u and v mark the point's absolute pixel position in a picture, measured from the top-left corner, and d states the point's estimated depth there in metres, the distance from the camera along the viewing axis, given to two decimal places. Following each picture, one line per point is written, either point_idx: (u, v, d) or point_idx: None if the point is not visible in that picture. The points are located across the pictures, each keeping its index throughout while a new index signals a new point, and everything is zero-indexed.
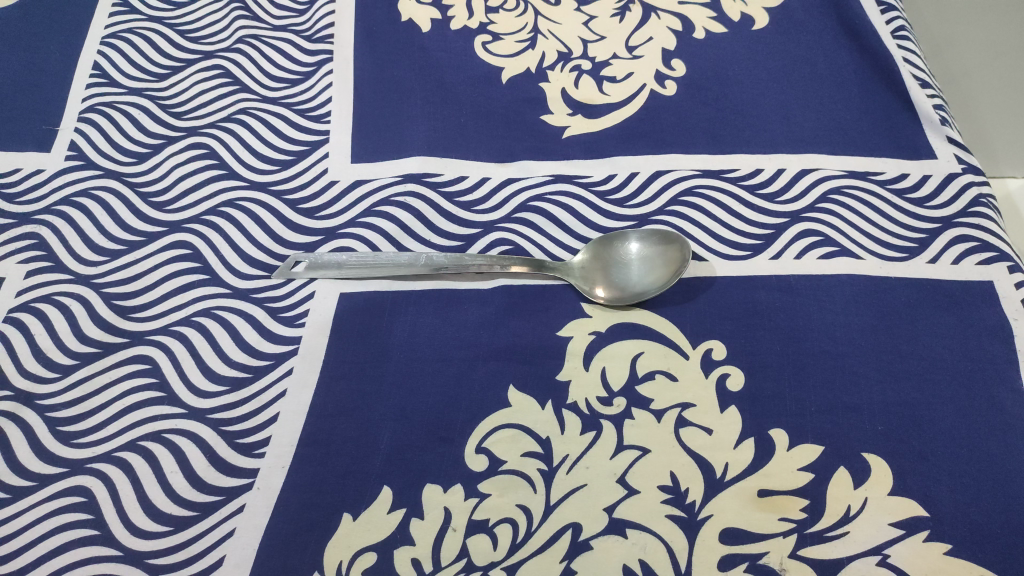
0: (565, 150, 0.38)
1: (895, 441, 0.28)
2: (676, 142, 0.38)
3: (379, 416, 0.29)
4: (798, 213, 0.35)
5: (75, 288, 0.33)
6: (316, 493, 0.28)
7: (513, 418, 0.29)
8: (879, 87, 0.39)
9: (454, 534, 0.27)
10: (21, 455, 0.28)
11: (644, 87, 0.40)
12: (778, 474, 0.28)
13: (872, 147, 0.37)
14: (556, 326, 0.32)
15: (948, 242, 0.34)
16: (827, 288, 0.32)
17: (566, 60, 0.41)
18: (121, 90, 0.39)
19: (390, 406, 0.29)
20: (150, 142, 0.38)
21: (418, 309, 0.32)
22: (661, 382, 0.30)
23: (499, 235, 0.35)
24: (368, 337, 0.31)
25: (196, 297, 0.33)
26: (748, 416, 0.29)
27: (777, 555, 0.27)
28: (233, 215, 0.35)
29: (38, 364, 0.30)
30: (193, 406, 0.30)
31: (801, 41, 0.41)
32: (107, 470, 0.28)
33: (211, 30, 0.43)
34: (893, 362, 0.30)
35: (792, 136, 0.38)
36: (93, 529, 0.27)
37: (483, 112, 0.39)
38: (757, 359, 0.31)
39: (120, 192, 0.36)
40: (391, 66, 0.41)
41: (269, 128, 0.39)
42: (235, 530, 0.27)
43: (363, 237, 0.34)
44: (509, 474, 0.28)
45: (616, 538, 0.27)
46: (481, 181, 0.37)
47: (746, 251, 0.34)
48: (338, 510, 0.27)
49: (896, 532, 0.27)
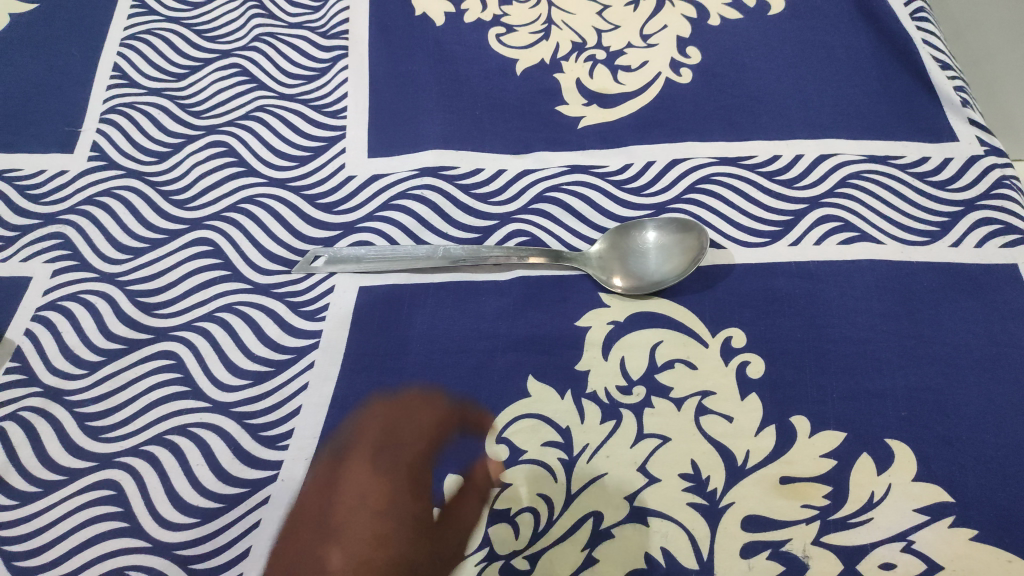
0: (581, 140, 0.38)
1: (918, 426, 0.28)
2: (692, 130, 0.38)
3: (400, 414, 0.29)
4: (816, 199, 0.35)
5: (99, 285, 0.33)
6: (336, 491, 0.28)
7: (533, 408, 0.30)
8: (897, 71, 0.38)
9: (476, 524, 0.27)
10: (51, 450, 0.29)
11: (659, 75, 0.40)
12: (800, 461, 0.28)
13: (891, 131, 0.37)
14: (574, 317, 0.32)
15: (971, 226, 0.33)
16: (847, 274, 0.32)
17: (581, 50, 0.41)
18: (141, 90, 0.40)
19: (408, 403, 0.30)
20: (170, 141, 0.38)
21: (434, 304, 0.32)
22: (680, 371, 0.30)
23: (516, 226, 0.35)
24: (386, 333, 0.32)
25: (218, 293, 0.33)
26: (769, 403, 0.29)
27: (800, 543, 0.27)
28: (254, 211, 0.36)
29: (66, 360, 0.31)
30: (218, 399, 0.30)
31: (818, 25, 0.41)
32: (136, 464, 0.29)
33: (228, 28, 0.43)
34: (915, 347, 0.30)
35: (809, 122, 0.37)
36: (122, 522, 0.28)
37: (499, 104, 0.39)
38: (778, 345, 0.30)
39: (142, 191, 0.36)
40: (406, 60, 0.41)
41: (287, 125, 0.39)
42: (256, 524, 0.27)
43: (380, 231, 0.35)
44: (530, 464, 0.28)
45: (637, 527, 0.27)
46: (498, 173, 0.37)
47: (765, 238, 0.34)
48: (354, 505, 0.27)
49: (921, 518, 0.26)
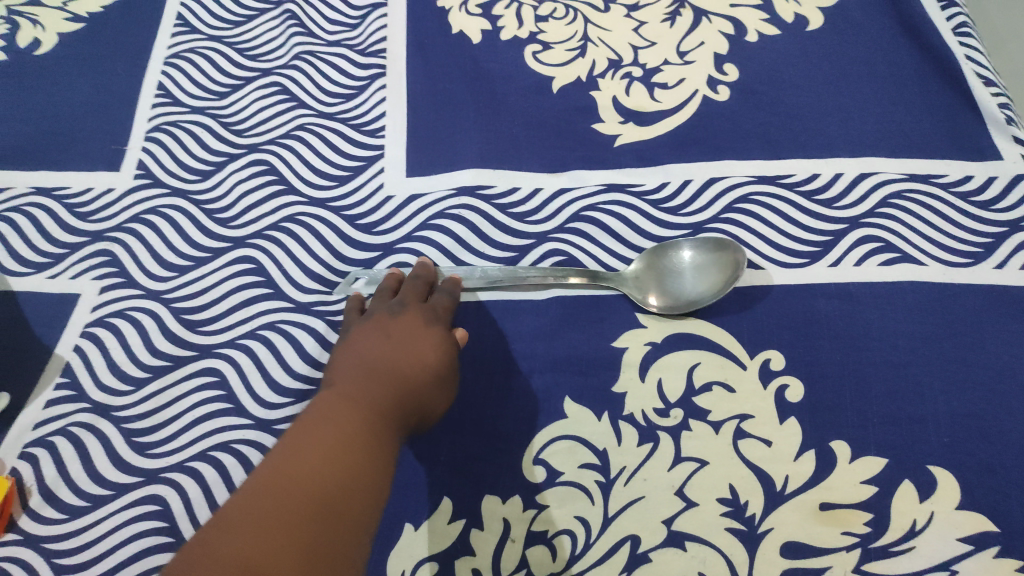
0: (618, 159, 0.38)
1: (961, 453, 0.28)
2: (730, 148, 0.37)
3: (411, 386, 0.28)
4: (856, 218, 0.35)
5: (144, 302, 0.34)
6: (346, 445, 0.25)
7: (570, 430, 0.30)
8: (940, 88, 0.38)
9: (513, 545, 0.28)
10: (99, 465, 0.30)
11: (697, 93, 0.40)
12: (840, 487, 0.28)
13: (934, 149, 0.36)
14: (612, 337, 0.32)
15: (1016, 247, 0.33)
16: (889, 296, 0.32)
17: (617, 67, 0.41)
18: (184, 109, 0.41)
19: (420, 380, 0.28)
20: (213, 159, 0.39)
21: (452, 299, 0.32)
22: (718, 393, 0.30)
23: (553, 246, 0.35)
24: (402, 310, 0.31)
25: (260, 311, 0.34)
26: (809, 428, 0.29)
27: (841, 570, 0.27)
28: (294, 230, 0.36)
29: (113, 377, 0.32)
30: (260, 417, 0.31)
31: (859, 41, 0.40)
32: (180, 480, 0.29)
33: (268, 46, 0.43)
34: (959, 372, 0.30)
35: (849, 140, 0.37)
36: (168, 537, 0.28)
37: (535, 122, 0.39)
38: (818, 369, 0.30)
39: (185, 209, 0.37)
40: (443, 78, 0.41)
41: (327, 144, 0.39)
42: (226, 520, 0.22)
43: (418, 251, 0.35)
44: (567, 485, 0.29)
45: (674, 551, 0.27)
46: (534, 192, 0.37)
47: (804, 258, 0.34)
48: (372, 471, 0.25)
49: (964, 547, 0.27)
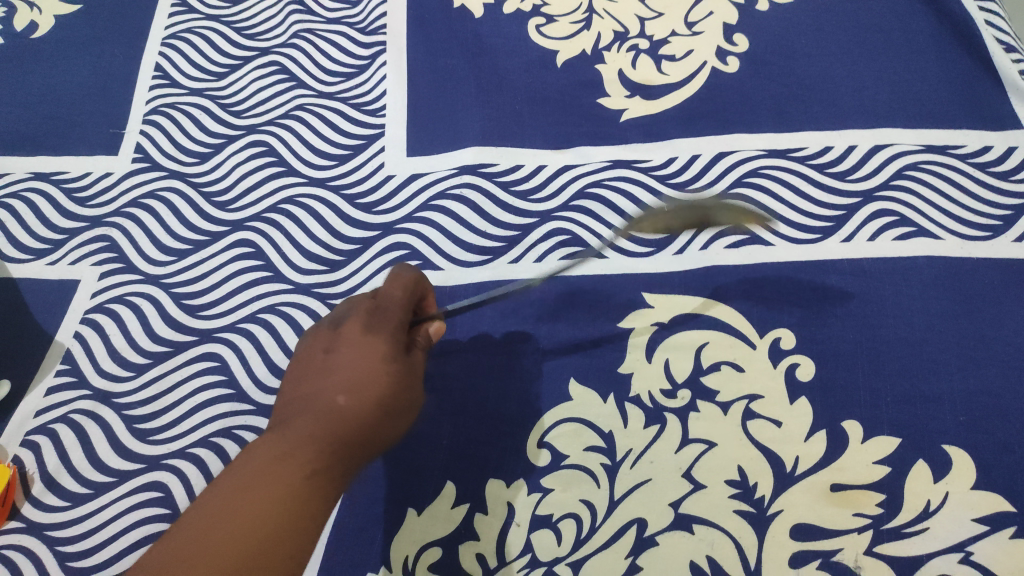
0: (623, 134, 0.37)
1: (978, 432, 0.27)
2: (740, 122, 0.36)
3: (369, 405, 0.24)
4: (870, 192, 0.34)
5: (144, 287, 0.34)
6: (295, 480, 0.22)
7: (575, 412, 0.29)
8: (958, 55, 0.36)
9: (518, 530, 0.27)
10: (101, 452, 0.30)
11: (705, 65, 0.38)
12: (852, 468, 0.27)
13: (951, 119, 0.35)
14: (617, 317, 0.31)
15: None
16: (904, 271, 0.31)
17: (623, 40, 0.40)
18: (182, 91, 0.40)
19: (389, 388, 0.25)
20: (212, 142, 0.38)
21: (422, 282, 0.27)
22: (727, 373, 0.29)
23: (556, 224, 0.34)
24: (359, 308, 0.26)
25: (260, 294, 0.33)
26: (820, 407, 0.28)
27: (852, 553, 0.26)
28: (293, 211, 0.36)
29: (114, 363, 0.32)
30: (261, 402, 0.30)
31: (874, 7, 0.39)
32: (182, 466, 0.29)
33: (267, 25, 0.43)
34: (976, 349, 0.29)
35: (863, 111, 0.36)
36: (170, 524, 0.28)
37: (539, 98, 0.38)
38: (830, 347, 0.29)
39: (185, 193, 0.36)
40: (445, 54, 0.40)
41: (327, 124, 0.39)
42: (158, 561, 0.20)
43: (420, 233, 0.35)
44: (572, 468, 0.28)
45: (681, 534, 0.27)
46: (537, 170, 0.36)
47: (815, 234, 0.33)
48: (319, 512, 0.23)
49: (980, 528, 0.26)
